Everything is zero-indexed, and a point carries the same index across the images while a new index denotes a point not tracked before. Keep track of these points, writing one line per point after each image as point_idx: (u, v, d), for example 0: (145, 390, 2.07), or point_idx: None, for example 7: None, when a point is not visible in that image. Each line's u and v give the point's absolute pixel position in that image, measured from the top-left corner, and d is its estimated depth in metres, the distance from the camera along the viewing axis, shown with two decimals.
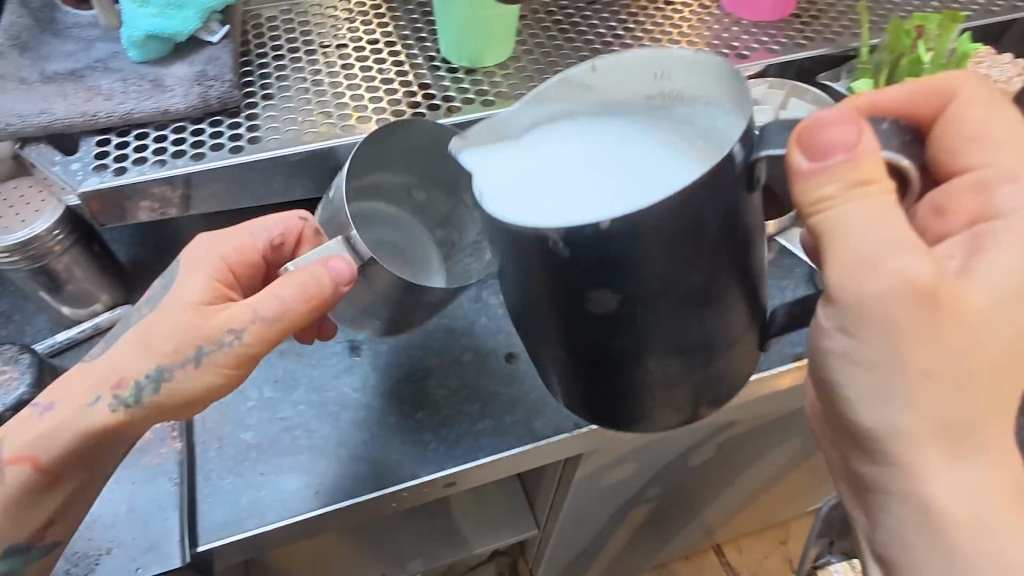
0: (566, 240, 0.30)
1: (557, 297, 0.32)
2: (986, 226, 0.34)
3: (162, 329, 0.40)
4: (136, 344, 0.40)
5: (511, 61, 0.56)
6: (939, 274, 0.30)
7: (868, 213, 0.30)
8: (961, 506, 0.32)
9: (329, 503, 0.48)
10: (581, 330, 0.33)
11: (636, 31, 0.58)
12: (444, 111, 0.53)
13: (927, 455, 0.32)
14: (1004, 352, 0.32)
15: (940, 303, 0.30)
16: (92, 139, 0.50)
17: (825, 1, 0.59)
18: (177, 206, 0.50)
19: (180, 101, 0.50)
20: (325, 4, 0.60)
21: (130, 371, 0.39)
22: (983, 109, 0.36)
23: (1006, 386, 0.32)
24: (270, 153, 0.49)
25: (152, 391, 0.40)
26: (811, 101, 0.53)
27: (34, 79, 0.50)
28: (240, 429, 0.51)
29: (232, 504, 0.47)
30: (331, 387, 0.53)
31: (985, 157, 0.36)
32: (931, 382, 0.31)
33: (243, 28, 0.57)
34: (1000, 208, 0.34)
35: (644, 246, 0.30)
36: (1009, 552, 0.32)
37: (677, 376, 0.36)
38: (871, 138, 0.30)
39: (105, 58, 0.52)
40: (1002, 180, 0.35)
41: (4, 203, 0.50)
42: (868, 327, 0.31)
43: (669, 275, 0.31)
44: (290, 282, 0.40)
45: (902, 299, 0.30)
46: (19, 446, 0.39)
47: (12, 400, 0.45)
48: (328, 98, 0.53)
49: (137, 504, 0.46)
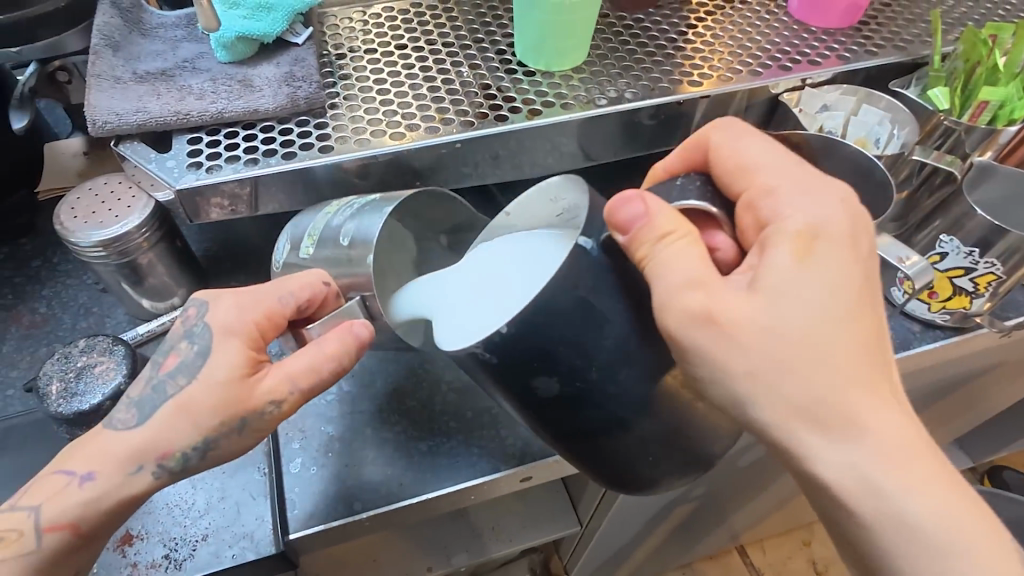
0: (487, 348, 0.34)
1: (505, 386, 0.36)
2: (769, 228, 0.36)
3: (204, 405, 0.40)
4: (178, 416, 0.40)
5: (586, 65, 0.57)
6: (711, 296, 0.34)
7: (671, 258, 0.34)
8: (894, 481, 0.34)
9: (413, 494, 0.49)
10: (533, 406, 0.36)
11: (707, 36, 0.59)
12: (525, 114, 0.53)
13: (813, 438, 0.35)
14: (809, 333, 0.34)
15: (718, 320, 0.34)
16: (183, 137, 0.51)
17: (891, 10, 0.60)
18: (246, 204, 0.51)
19: (269, 101, 0.51)
20: (399, 7, 0.61)
21: (175, 443, 0.40)
22: (728, 137, 0.40)
23: (837, 361, 0.35)
24: (358, 153, 0.50)
25: (197, 457, 0.41)
26: (884, 108, 0.54)
27: (127, 77, 0.51)
28: (322, 422, 0.52)
29: (319, 494, 0.49)
30: (408, 382, 0.54)
31: (757, 168, 0.38)
32: (753, 379, 0.35)
33: (321, 29, 0.58)
34: (769, 215, 0.36)
35: (565, 315, 0.33)
36: (913, 509, 0.34)
37: (655, 445, 0.38)
38: (655, 202, 0.34)
39: (192, 57, 0.53)
40: (775, 185, 0.37)
41: (97, 199, 0.51)
42: (719, 360, 0.35)
43: (603, 328, 0.34)
44: (325, 354, 0.42)
45: (692, 325, 0.34)
46: (54, 518, 0.38)
47: (112, 389, 0.46)
48: (408, 99, 0.54)
49: (230, 493, 0.47)
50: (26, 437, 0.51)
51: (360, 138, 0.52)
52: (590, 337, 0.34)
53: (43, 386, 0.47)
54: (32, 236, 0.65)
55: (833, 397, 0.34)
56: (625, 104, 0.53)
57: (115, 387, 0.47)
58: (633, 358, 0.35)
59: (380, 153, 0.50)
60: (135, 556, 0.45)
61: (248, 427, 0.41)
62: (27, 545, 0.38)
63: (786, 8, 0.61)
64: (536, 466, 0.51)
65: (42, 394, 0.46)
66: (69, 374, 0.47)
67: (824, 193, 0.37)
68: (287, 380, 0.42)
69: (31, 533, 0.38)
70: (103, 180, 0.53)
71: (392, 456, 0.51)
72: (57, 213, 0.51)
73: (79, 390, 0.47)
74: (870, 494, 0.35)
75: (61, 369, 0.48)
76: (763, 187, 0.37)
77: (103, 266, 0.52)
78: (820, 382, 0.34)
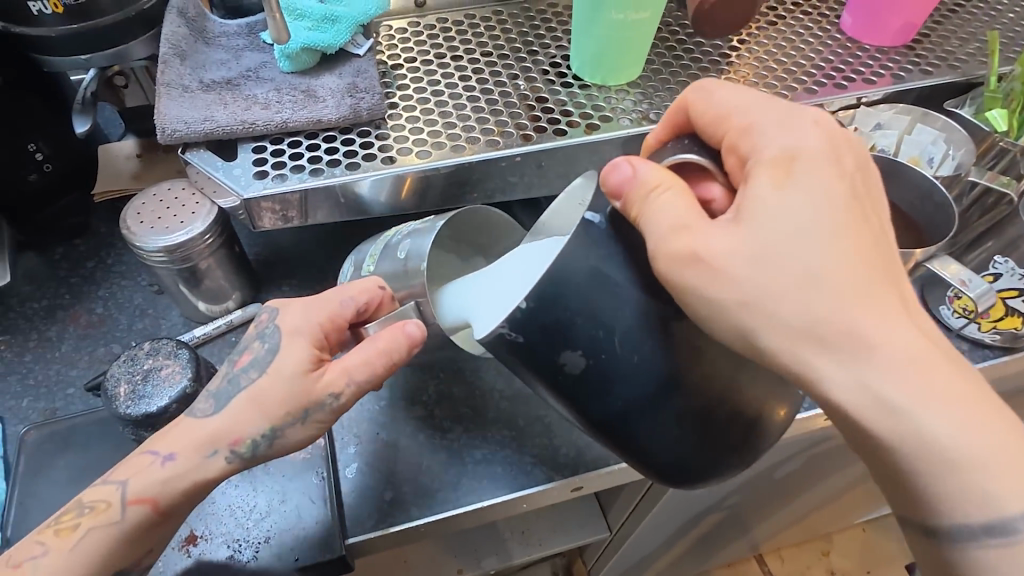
0: (514, 328, 0.32)
1: (535, 371, 0.33)
2: (751, 160, 0.35)
3: (274, 394, 0.42)
4: (250, 406, 0.42)
5: (641, 80, 0.57)
6: (696, 231, 0.33)
7: (654, 205, 0.33)
8: (913, 406, 0.33)
9: (468, 502, 0.50)
10: (561, 390, 0.34)
11: (760, 53, 0.59)
12: (582, 128, 0.54)
13: (824, 366, 0.33)
14: (803, 255, 0.33)
15: (707, 253, 0.33)
16: (248, 146, 0.52)
17: (944, 29, 0.60)
18: (296, 211, 0.52)
19: (333, 111, 0.52)
20: (454, 18, 0.62)
21: (245, 431, 0.42)
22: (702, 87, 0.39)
23: (835, 281, 0.33)
24: (420, 166, 0.51)
25: (266, 446, 0.42)
26: (940, 128, 0.54)
27: (194, 86, 0.52)
28: (376, 427, 0.53)
29: (376, 499, 0.50)
30: (460, 390, 0.55)
31: (730, 107, 0.37)
32: (753, 312, 0.33)
33: (379, 40, 0.59)
34: (747, 150, 0.35)
35: (582, 281, 0.32)
36: (935, 424, 0.33)
37: (702, 434, 0.34)
38: (643, 164, 0.33)
39: (256, 67, 0.54)
40: (753, 120, 0.36)
41: (162, 205, 0.52)
42: (729, 312, 0.33)
43: (617, 295, 0.32)
44: (383, 351, 0.42)
45: (680, 265, 0.32)
46: (140, 490, 0.40)
47: (178, 392, 0.48)
48: (466, 111, 0.55)
49: (290, 496, 0.48)
50: (90, 436, 0.52)
51: (420, 149, 0.52)
52: (604, 301, 0.32)
53: (111, 388, 0.48)
54: (86, 236, 0.66)
55: (827, 318, 0.33)
56: None
57: (181, 389, 0.48)
58: (653, 328, 0.33)
59: (442, 166, 0.51)
60: (200, 556, 0.46)
61: (311, 418, 0.42)
62: (115, 514, 0.40)
63: (838, 24, 0.61)
64: (588, 476, 0.52)
65: (111, 395, 0.47)
66: (136, 376, 0.48)
67: (798, 122, 0.36)
68: (350, 371, 0.42)
69: (118, 505, 0.40)
70: (168, 186, 0.54)
71: (446, 463, 0.52)
72: (124, 218, 0.52)
73: (146, 392, 0.48)
74: (889, 416, 0.33)
75: (128, 371, 0.49)
76: (741, 126, 0.36)
77: (166, 270, 0.53)
78: (810, 306, 0.33)
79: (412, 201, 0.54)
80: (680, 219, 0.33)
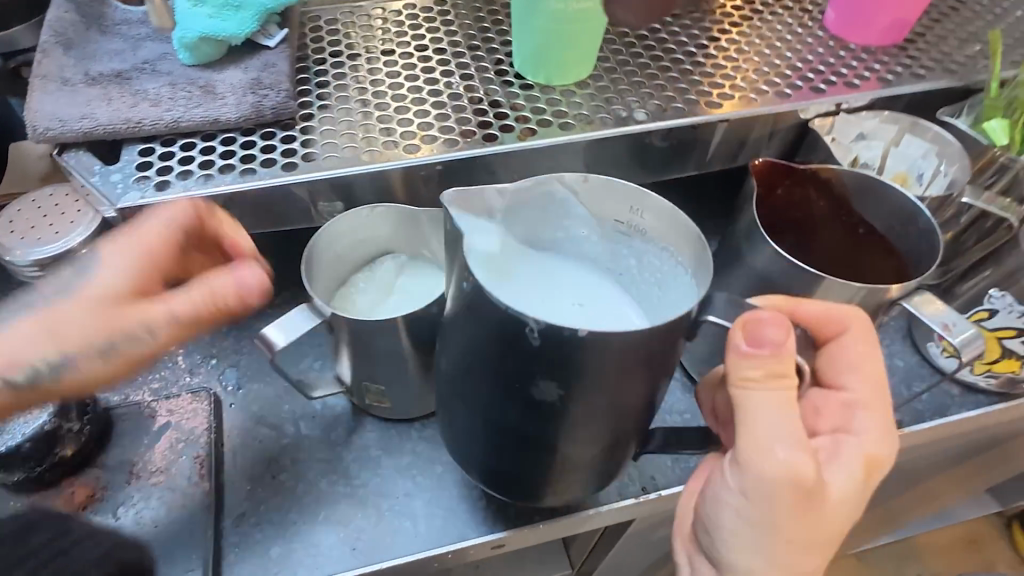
0: (540, 331, 0.30)
1: (503, 365, 0.33)
2: (870, 462, 0.37)
3: (72, 319, 0.37)
4: (39, 333, 0.36)
5: (591, 79, 0.51)
6: (811, 475, 0.34)
7: (779, 404, 0.33)
8: (743, 554, 0.36)
9: (366, 562, 0.42)
10: (517, 405, 0.34)
11: (730, 50, 0.52)
12: (516, 134, 0.47)
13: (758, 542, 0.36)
14: (837, 524, 0.36)
15: (806, 492, 0.34)
16: (135, 148, 0.46)
17: (942, 28, 0.53)
18: None
19: (231, 110, 0.46)
20: (390, 9, 0.55)
21: (25, 356, 0.36)
22: (869, 347, 0.38)
23: (828, 518, 0.36)
24: (324, 174, 0.44)
25: (51, 377, 0.37)
26: (930, 140, 0.47)
27: (78, 79, 0.46)
28: (274, 470, 0.46)
29: (261, 556, 0.43)
30: (373, 428, 0.48)
31: (846, 380, 0.39)
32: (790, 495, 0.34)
33: (301, 31, 0.53)
34: (825, 424, 0.39)
35: (623, 364, 0.31)
36: None
37: (582, 450, 0.37)
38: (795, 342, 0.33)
39: (153, 58, 0.48)
40: (858, 404, 0.39)
41: (39, 212, 0.45)
42: (757, 473, 0.33)
43: (642, 381, 0.33)
44: (200, 289, 0.37)
45: (781, 483, 0.33)
46: None
47: (34, 430, 0.41)
48: (388, 112, 0.48)
49: (159, 546, 0.42)
50: None
51: (330, 154, 0.46)
52: (608, 379, 0.32)
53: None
54: None
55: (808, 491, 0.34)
56: (625, 127, 0.47)
57: (38, 427, 0.41)
58: (629, 383, 0.33)
59: (349, 174, 0.45)
60: None
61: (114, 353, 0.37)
62: None
63: (821, 21, 0.54)
64: (510, 535, 0.43)
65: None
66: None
67: (878, 424, 0.38)
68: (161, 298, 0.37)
69: None
70: (50, 190, 0.47)
71: (346, 513, 0.44)
72: None
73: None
74: None
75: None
76: (829, 334, 0.38)
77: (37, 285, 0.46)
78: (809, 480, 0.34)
79: (321, 213, 0.47)
80: (772, 372, 0.33)
